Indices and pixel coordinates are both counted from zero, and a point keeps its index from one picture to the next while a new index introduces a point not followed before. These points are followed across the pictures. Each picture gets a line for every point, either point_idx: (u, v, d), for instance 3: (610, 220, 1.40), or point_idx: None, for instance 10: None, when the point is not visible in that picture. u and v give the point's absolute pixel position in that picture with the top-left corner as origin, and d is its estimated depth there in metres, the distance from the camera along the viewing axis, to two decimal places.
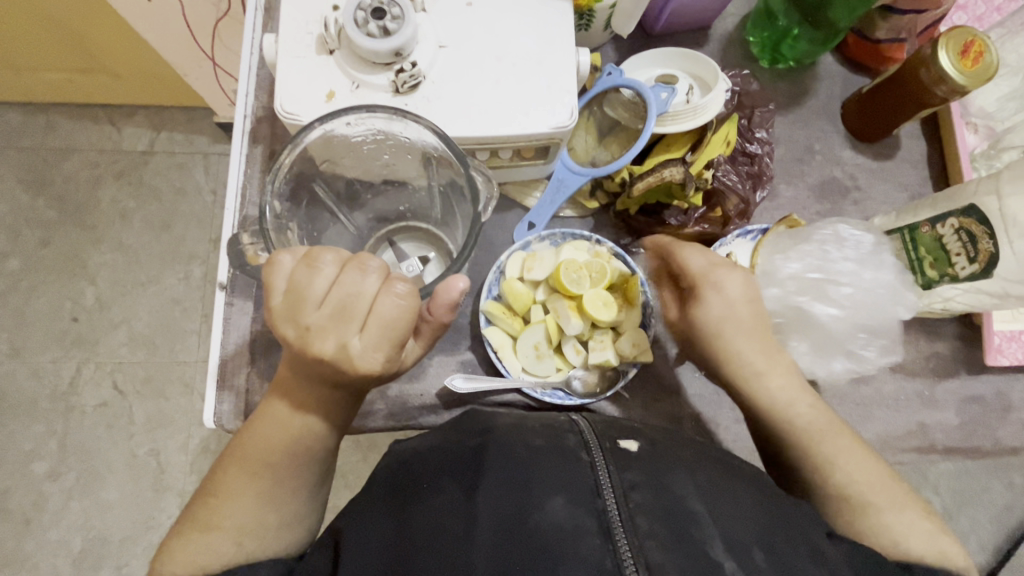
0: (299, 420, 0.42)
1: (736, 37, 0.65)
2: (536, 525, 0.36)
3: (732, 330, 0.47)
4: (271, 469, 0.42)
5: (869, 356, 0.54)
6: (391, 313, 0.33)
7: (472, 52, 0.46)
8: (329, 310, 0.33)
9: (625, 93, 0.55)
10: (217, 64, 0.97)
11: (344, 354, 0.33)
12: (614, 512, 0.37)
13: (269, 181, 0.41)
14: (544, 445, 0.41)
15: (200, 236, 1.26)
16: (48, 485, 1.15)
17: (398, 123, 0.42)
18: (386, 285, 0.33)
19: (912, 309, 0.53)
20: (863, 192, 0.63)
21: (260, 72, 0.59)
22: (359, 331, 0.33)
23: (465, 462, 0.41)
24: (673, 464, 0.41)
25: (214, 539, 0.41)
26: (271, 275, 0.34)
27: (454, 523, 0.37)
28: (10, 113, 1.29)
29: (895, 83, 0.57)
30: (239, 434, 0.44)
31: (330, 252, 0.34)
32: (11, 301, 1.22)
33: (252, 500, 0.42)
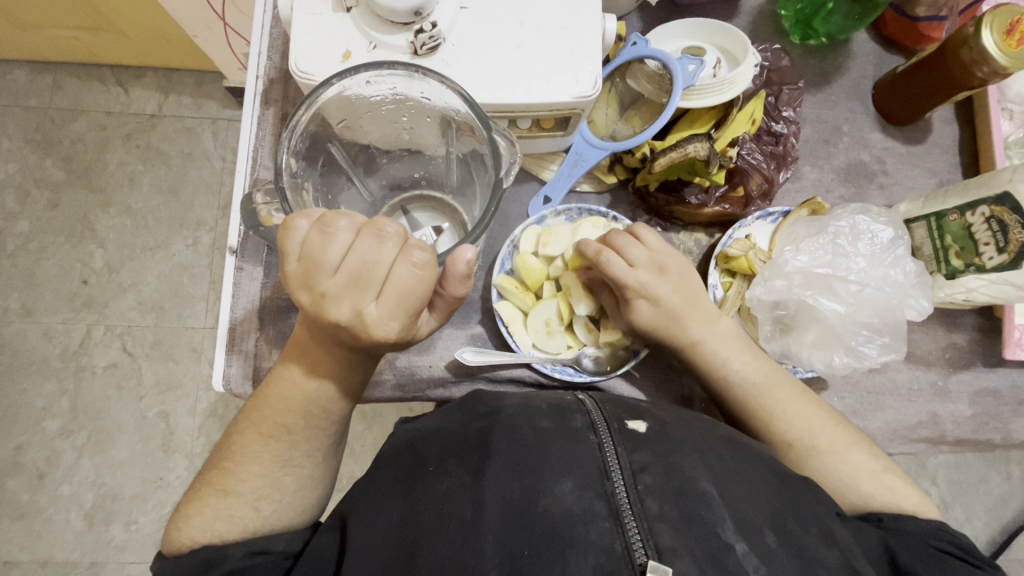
0: (312, 383, 0.42)
1: (767, 10, 0.62)
2: (546, 508, 0.35)
3: (666, 327, 0.49)
4: (287, 432, 0.42)
5: (871, 355, 0.52)
6: (408, 281, 0.32)
7: (493, 13, 0.44)
8: (345, 277, 0.32)
9: (650, 65, 0.53)
10: (228, 25, 0.95)
11: (360, 319, 0.33)
12: (623, 494, 0.36)
13: (286, 138, 0.39)
14: (551, 426, 0.41)
15: (208, 202, 1.26)
16: (61, 442, 1.17)
17: (418, 82, 0.41)
18: (403, 253, 0.32)
19: (922, 313, 0.53)
20: (890, 176, 0.61)
21: (274, 31, 0.57)
22: (375, 298, 0.33)
23: (471, 444, 0.40)
24: (681, 444, 0.40)
25: (231, 504, 0.41)
26: (286, 239, 0.34)
27: (461, 505, 0.37)
28: (18, 70, 1.27)
29: (931, 64, 0.55)
30: (252, 399, 0.44)
31: (345, 217, 0.33)
32: (22, 260, 1.23)
33: (267, 464, 0.42)
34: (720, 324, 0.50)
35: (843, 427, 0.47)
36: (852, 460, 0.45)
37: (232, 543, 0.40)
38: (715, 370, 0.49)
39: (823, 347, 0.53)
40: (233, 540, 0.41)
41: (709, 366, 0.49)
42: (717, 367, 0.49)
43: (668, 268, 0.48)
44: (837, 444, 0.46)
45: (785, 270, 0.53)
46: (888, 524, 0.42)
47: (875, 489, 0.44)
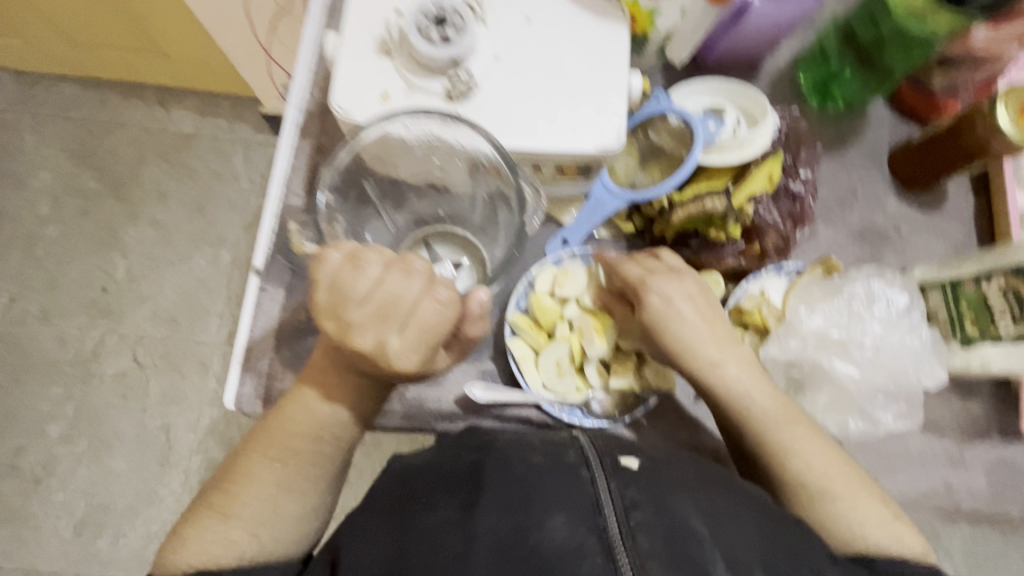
0: (327, 409, 0.43)
1: (787, 74, 0.65)
2: (537, 543, 0.35)
3: (685, 328, 0.47)
4: (296, 458, 0.43)
5: (887, 421, 0.52)
6: (433, 316, 0.34)
7: (526, 67, 0.47)
8: (372, 310, 0.34)
9: (672, 120, 0.55)
10: (271, 57, 1.12)
11: (382, 351, 0.34)
12: (615, 530, 0.36)
13: (326, 175, 0.44)
14: (543, 460, 0.41)
15: (231, 220, 1.45)
16: (60, 448, 1.32)
17: (453, 128, 0.44)
18: (429, 289, 0.34)
19: (938, 381, 0.52)
20: (904, 241, 0.61)
21: (318, 67, 0.60)
22: (398, 331, 0.34)
23: (465, 478, 0.40)
24: (675, 484, 0.39)
25: (232, 528, 0.41)
26: (317, 269, 0.35)
27: (452, 537, 0.36)
28: (67, 86, 1.49)
29: (945, 135, 0.57)
30: (261, 423, 0.44)
31: (375, 253, 0.35)
32: (48, 266, 1.41)
33: (270, 488, 0.42)
34: (739, 347, 0.48)
35: (874, 490, 0.45)
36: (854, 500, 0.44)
37: (227, 570, 0.40)
38: (735, 399, 0.47)
39: (837, 409, 0.52)
40: (229, 566, 0.40)
41: (728, 391, 0.47)
42: (736, 393, 0.47)
43: (685, 275, 0.49)
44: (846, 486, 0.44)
45: (800, 330, 0.53)
46: (881, 566, 0.41)
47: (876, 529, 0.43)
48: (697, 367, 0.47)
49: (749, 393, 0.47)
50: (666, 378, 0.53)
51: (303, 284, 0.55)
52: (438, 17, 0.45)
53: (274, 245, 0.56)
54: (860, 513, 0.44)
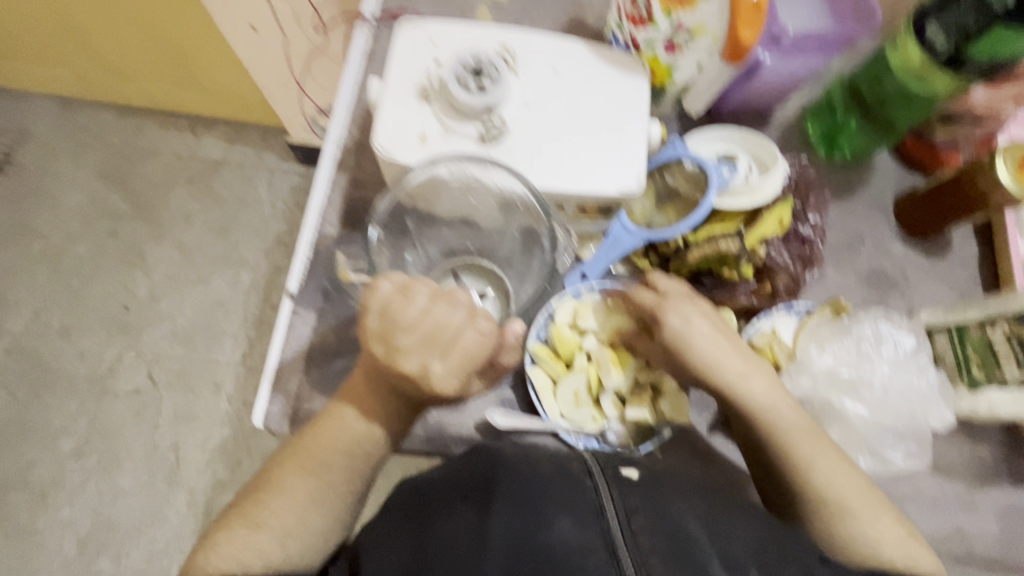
0: (361, 427, 0.45)
1: (796, 124, 0.68)
2: (550, 542, 0.38)
3: (706, 347, 0.50)
4: (327, 470, 0.45)
5: (896, 460, 0.53)
6: (472, 344, 0.40)
7: (554, 113, 0.51)
8: (418, 336, 0.39)
9: (687, 165, 0.59)
10: (304, 90, 1.18)
11: (426, 372, 0.39)
12: (618, 531, 0.39)
13: (376, 214, 0.49)
14: (551, 469, 0.43)
15: (252, 244, 1.50)
16: (71, 463, 1.34)
17: (492, 171, 0.49)
18: (470, 319, 0.40)
19: (945, 423, 0.54)
20: (911, 285, 0.64)
21: (356, 107, 0.65)
22: (440, 356, 0.39)
23: (476, 483, 0.41)
24: (672, 493, 0.43)
25: (261, 536, 0.43)
26: (369, 298, 0.40)
27: (467, 538, 0.38)
28: (106, 113, 1.57)
29: (948, 186, 0.60)
30: (296, 437, 0.47)
31: (424, 285, 0.40)
32: (74, 282, 1.46)
33: (302, 499, 0.44)
34: (761, 363, 0.51)
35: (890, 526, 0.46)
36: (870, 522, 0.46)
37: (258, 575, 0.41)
38: (762, 413, 0.49)
39: (846, 446, 0.54)
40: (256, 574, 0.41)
41: (756, 406, 0.49)
42: (764, 407, 0.49)
43: (698, 298, 0.53)
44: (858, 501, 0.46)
45: (811, 369, 0.55)
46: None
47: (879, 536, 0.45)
48: (723, 384, 0.49)
49: (775, 406, 0.49)
50: (681, 411, 0.54)
51: (334, 308, 0.58)
52: (475, 69, 0.49)
53: (309, 271, 0.59)
54: (868, 532, 0.46)
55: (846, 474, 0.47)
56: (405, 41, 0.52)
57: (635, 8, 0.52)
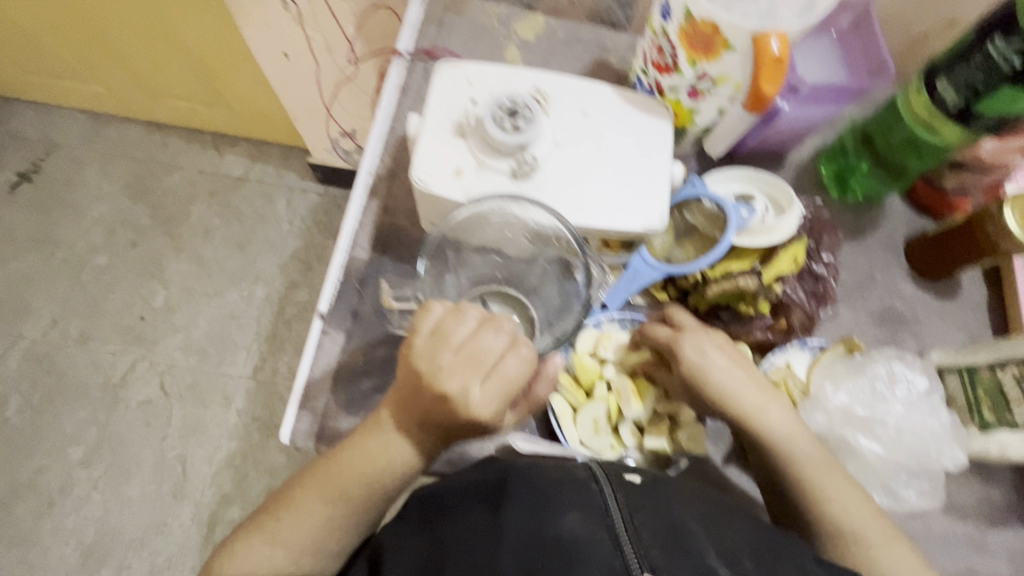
0: (385, 459, 0.45)
1: (809, 166, 0.71)
2: (556, 531, 0.39)
3: (725, 379, 0.51)
4: (345, 500, 0.46)
5: (909, 498, 0.55)
6: (514, 370, 0.42)
7: (582, 153, 0.54)
8: (462, 357, 0.42)
9: (706, 204, 0.61)
10: (330, 114, 1.22)
11: (465, 395, 0.41)
12: (621, 524, 0.40)
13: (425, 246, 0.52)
14: (558, 474, 0.45)
15: (268, 259, 1.53)
16: (79, 471, 1.34)
17: (530, 208, 0.51)
18: (513, 347, 0.43)
19: (958, 463, 0.55)
20: (922, 325, 0.65)
21: (389, 137, 0.68)
22: (481, 381, 0.42)
23: (490, 490, 0.45)
24: (674, 497, 0.44)
25: (278, 553, 0.45)
26: (422, 317, 0.44)
27: (482, 537, 0.40)
28: (134, 129, 1.63)
29: (958, 231, 0.62)
30: (321, 459, 0.48)
31: (475, 310, 0.44)
32: (92, 291, 1.49)
33: (315, 525, 0.46)
34: (777, 395, 0.52)
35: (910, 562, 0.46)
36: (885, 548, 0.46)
37: None
38: (781, 445, 0.50)
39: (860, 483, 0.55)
40: None
41: (775, 438, 0.50)
42: (781, 439, 0.50)
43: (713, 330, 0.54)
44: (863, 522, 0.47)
45: (827, 407, 0.56)
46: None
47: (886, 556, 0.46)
48: (744, 414, 0.50)
49: (792, 438, 0.50)
50: (698, 443, 0.55)
51: (362, 329, 0.60)
52: (511, 109, 0.52)
53: (339, 292, 0.61)
54: (876, 553, 0.46)
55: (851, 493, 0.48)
56: (443, 80, 0.55)
57: (661, 57, 0.55)
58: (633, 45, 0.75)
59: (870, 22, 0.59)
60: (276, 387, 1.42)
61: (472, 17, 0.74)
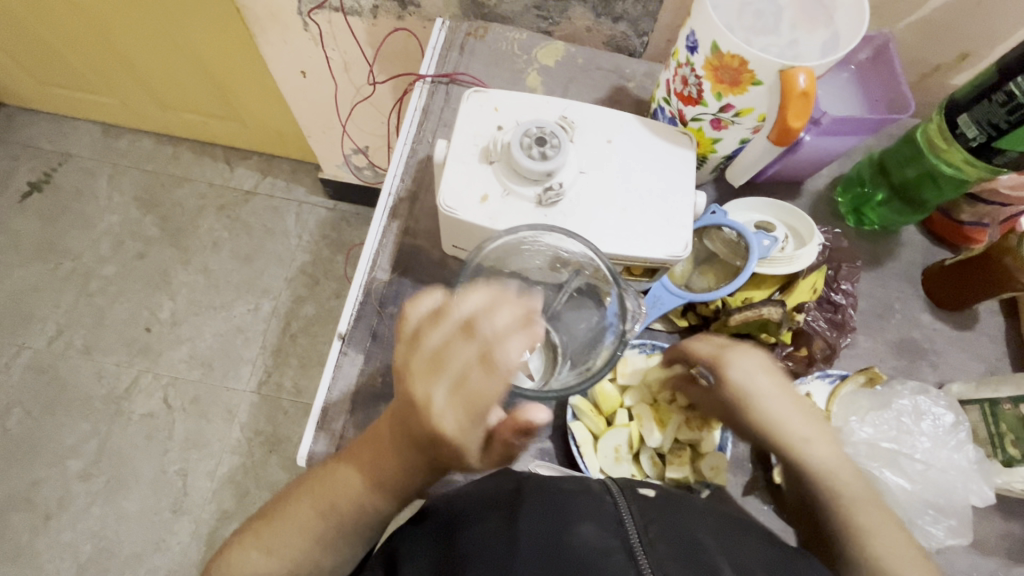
0: (371, 481, 0.45)
1: (826, 195, 0.71)
2: (571, 543, 0.39)
3: (766, 404, 0.51)
4: (338, 515, 0.45)
5: (939, 536, 0.54)
6: (477, 384, 0.41)
7: (607, 180, 0.54)
8: (431, 360, 0.42)
9: (726, 232, 0.61)
10: (345, 131, 1.23)
11: (429, 400, 0.42)
12: (636, 537, 0.40)
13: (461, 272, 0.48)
14: (573, 486, 0.45)
15: (276, 272, 1.53)
16: (78, 484, 1.33)
17: (569, 241, 0.50)
18: (480, 358, 0.42)
19: (986, 500, 0.54)
20: (940, 355, 0.65)
21: (410, 159, 0.69)
22: (446, 390, 0.42)
23: (505, 497, 0.45)
24: (687, 510, 0.44)
25: (272, 565, 0.44)
26: (411, 309, 0.45)
27: (498, 543, 0.41)
28: (146, 141, 1.64)
29: (978, 263, 0.62)
30: (320, 469, 0.48)
31: (458, 307, 0.43)
32: (98, 301, 1.48)
33: (308, 538, 0.45)
34: (820, 425, 0.52)
35: None
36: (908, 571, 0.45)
37: None
38: (823, 475, 0.49)
39: None
40: None
41: (817, 468, 0.50)
42: (823, 469, 0.50)
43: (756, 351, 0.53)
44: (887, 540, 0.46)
45: (852, 439, 0.56)
46: None
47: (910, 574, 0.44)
48: (782, 439, 0.50)
49: (836, 470, 0.50)
50: (720, 473, 0.55)
51: (382, 351, 0.60)
52: (539, 137, 0.52)
53: (358, 313, 0.61)
54: None
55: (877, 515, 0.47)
56: (470, 105, 0.56)
57: (685, 88, 0.55)
58: (652, 72, 0.76)
59: (890, 55, 0.59)
60: (280, 402, 1.41)
61: (493, 42, 0.75)
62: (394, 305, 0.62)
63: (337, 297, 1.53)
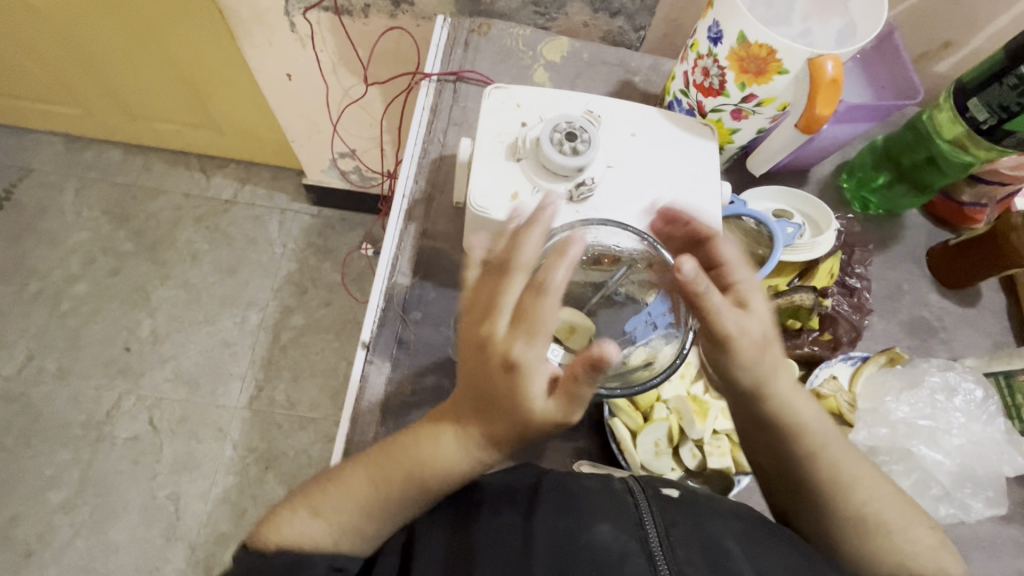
0: (432, 448, 0.42)
1: (832, 182, 0.73)
2: (588, 541, 0.39)
3: (745, 340, 0.43)
4: (394, 482, 0.42)
5: (978, 508, 0.56)
6: (533, 312, 0.38)
7: (635, 174, 0.54)
8: (484, 306, 0.40)
9: (747, 221, 0.61)
10: (337, 134, 1.19)
11: (489, 337, 0.39)
12: (656, 542, 0.39)
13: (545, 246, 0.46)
14: (592, 484, 0.44)
15: (261, 283, 1.48)
16: (60, 517, 1.25)
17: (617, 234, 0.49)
18: (532, 288, 0.39)
19: (1018, 469, 0.57)
20: (949, 333, 0.67)
21: (422, 160, 0.67)
22: (502, 325, 0.39)
23: (523, 491, 0.44)
24: (709, 509, 0.43)
25: (323, 533, 0.42)
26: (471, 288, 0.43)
27: (514, 537, 0.40)
28: (114, 151, 1.57)
29: (982, 243, 0.64)
30: (382, 442, 0.45)
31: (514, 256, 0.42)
32: (71, 322, 1.41)
33: (359, 500, 0.42)
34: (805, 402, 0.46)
35: None
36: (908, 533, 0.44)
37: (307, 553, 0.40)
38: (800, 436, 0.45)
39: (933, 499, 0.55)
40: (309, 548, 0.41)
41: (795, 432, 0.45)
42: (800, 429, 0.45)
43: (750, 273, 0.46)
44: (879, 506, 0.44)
45: (889, 418, 0.57)
46: None
47: (909, 541, 0.43)
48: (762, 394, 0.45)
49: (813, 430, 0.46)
50: None
51: (408, 357, 0.58)
52: (568, 132, 0.52)
53: (381, 321, 0.59)
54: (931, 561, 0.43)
55: (865, 471, 0.45)
56: (492, 103, 0.54)
57: (706, 79, 0.56)
58: (656, 66, 0.76)
59: (894, 43, 0.61)
60: (273, 416, 1.36)
61: (497, 39, 0.74)
62: (418, 309, 0.60)
63: (326, 306, 1.48)
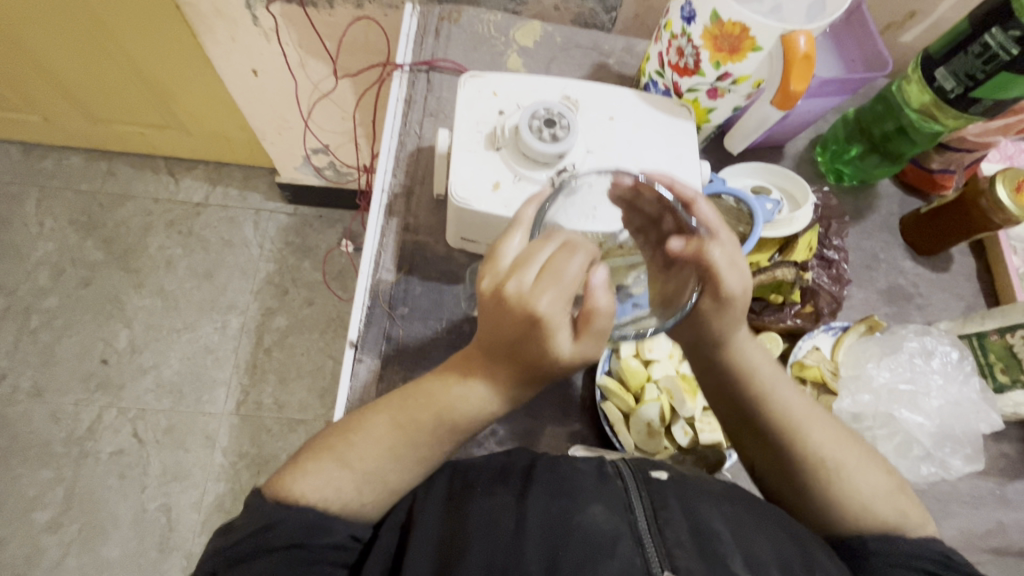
0: (458, 387, 0.41)
1: (807, 156, 0.74)
2: (580, 523, 0.39)
3: (737, 297, 0.44)
4: (416, 427, 0.42)
5: (957, 465, 0.58)
6: (568, 268, 0.36)
7: (614, 157, 0.54)
8: (511, 263, 0.38)
9: (727, 200, 0.61)
10: (309, 126, 1.15)
11: (516, 290, 0.36)
12: (644, 525, 0.40)
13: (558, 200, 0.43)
14: (585, 467, 0.45)
15: (240, 286, 1.45)
16: (47, 536, 1.22)
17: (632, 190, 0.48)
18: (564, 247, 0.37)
19: (994, 425, 0.59)
20: (924, 298, 0.70)
21: (399, 152, 0.66)
22: (531, 278, 0.36)
23: (517, 475, 0.44)
24: (697, 489, 0.43)
25: (345, 485, 0.42)
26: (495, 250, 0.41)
27: (505, 519, 0.40)
28: (75, 157, 1.51)
29: (952, 209, 0.66)
30: (401, 392, 0.44)
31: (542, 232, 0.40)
32: (43, 337, 1.36)
33: (382, 450, 0.42)
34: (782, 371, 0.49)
35: None
36: (863, 480, 0.46)
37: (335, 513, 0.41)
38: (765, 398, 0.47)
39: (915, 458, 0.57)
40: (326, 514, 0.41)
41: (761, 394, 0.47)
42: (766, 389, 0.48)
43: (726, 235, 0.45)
44: (833, 452, 0.46)
45: (871, 384, 0.59)
46: (872, 546, 0.43)
47: (866, 484, 0.45)
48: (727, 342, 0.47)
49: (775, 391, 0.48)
50: None
51: (398, 352, 0.58)
52: (547, 119, 0.51)
53: (368, 318, 0.59)
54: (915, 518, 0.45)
55: (825, 426, 0.47)
56: (467, 91, 0.54)
57: (680, 59, 0.55)
58: (630, 47, 0.76)
59: (862, 14, 0.62)
60: (261, 420, 1.34)
61: (468, 26, 0.73)
62: (405, 304, 0.60)
63: (309, 305, 1.46)
